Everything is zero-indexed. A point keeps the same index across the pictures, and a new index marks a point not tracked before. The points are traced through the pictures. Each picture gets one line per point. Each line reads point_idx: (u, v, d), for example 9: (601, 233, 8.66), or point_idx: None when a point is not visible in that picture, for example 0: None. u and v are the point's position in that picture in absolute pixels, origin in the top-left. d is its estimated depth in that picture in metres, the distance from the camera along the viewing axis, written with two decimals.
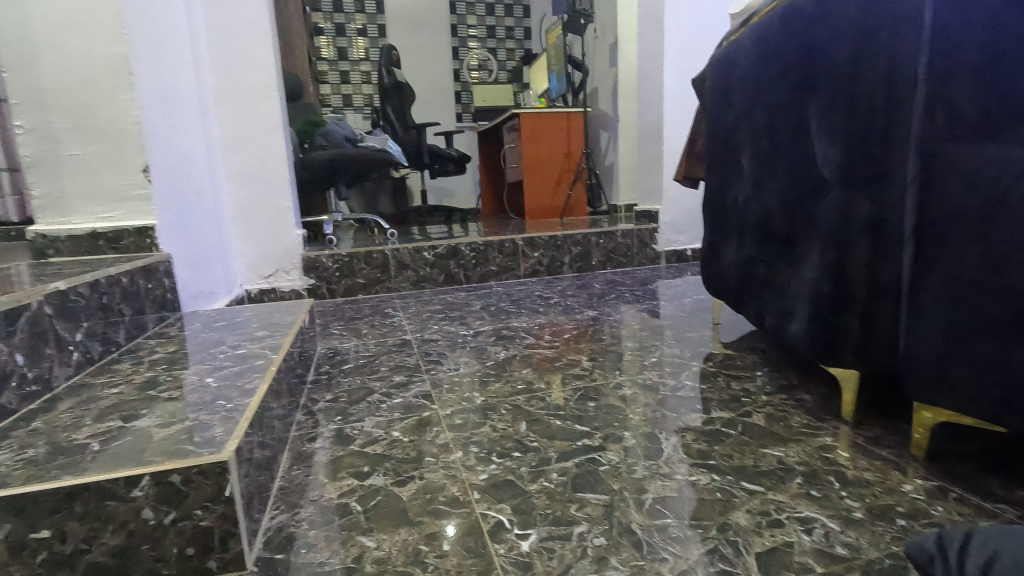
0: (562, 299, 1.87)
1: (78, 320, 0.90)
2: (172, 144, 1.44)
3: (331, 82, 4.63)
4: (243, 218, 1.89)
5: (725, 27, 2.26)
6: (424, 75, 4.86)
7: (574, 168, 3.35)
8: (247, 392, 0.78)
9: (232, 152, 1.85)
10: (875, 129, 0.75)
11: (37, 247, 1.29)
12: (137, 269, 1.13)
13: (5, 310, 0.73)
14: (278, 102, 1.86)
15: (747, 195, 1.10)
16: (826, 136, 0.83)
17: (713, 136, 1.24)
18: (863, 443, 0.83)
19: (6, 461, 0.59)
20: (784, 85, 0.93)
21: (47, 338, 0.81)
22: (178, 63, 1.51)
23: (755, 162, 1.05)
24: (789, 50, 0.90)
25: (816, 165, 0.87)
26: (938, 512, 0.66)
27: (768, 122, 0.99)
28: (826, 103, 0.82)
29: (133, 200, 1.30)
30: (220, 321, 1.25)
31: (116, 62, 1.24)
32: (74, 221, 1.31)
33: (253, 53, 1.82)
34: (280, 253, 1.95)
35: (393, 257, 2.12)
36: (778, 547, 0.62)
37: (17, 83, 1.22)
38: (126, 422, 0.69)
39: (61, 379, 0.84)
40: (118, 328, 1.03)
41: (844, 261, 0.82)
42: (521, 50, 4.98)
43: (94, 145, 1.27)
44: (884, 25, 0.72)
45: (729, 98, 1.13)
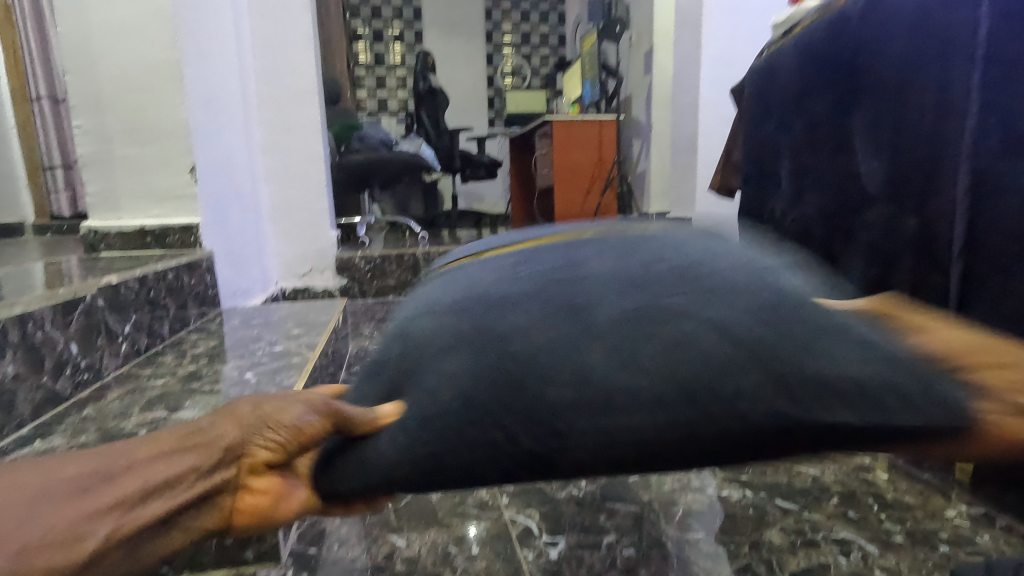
0: None
1: (128, 313, 0.94)
2: (217, 146, 1.49)
3: (367, 87, 4.73)
4: (281, 219, 1.95)
5: (765, 36, 2.22)
6: (458, 80, 4.91)
7: (605, 176, 3.34)
8: (284, 388, 0.81)
9: (273, 154, 1.91)
10: (924, 143, 0.74)
11: (90, 242, 1.35)
12: (181, 266, 1.17)
13: (62, 301, 0.77)
14: (318, 107, 1.91)
15: (784, 207, 1.08)
16: (873, 149, 0.81)
17: (751, 148, 1.23)
18: (903, 465, 0.81)
19: (60, 447, 0.62)
20: (827, 99, 0.92)
21: (99, 330, 0.85)
22: (224, 67, 1.57)
23: (794, 175, 1.04)
24: (833, 62, 0.89)
25: (859, 178, 0.85)
26: (984, 540, 0.64)
27: (809, 134, 0.98)
28: (873, 117, 0.81)
29: (180, 200, 1.35)
30: (258, 318, 1.29)
31: (168, 67, 1.29)
32: (124, 217, 1.36)
33: (295, 58, 1.87)
34: (314, 254, 2.00)
35: (423, 259, 2.15)
36: (814, 568, 0.61)
37: (78, 87, 1.29)
38: (171, 413, 0.72)
39: (110, 370, 0.87)
40: (162, 323, 1.07)
41: (890, 275, 0.80)
42: (555, 57, 5.00)
43: (144, 146, 1.33)
44: (934, 41, 0.71)
45: (769, 108, 1.12)
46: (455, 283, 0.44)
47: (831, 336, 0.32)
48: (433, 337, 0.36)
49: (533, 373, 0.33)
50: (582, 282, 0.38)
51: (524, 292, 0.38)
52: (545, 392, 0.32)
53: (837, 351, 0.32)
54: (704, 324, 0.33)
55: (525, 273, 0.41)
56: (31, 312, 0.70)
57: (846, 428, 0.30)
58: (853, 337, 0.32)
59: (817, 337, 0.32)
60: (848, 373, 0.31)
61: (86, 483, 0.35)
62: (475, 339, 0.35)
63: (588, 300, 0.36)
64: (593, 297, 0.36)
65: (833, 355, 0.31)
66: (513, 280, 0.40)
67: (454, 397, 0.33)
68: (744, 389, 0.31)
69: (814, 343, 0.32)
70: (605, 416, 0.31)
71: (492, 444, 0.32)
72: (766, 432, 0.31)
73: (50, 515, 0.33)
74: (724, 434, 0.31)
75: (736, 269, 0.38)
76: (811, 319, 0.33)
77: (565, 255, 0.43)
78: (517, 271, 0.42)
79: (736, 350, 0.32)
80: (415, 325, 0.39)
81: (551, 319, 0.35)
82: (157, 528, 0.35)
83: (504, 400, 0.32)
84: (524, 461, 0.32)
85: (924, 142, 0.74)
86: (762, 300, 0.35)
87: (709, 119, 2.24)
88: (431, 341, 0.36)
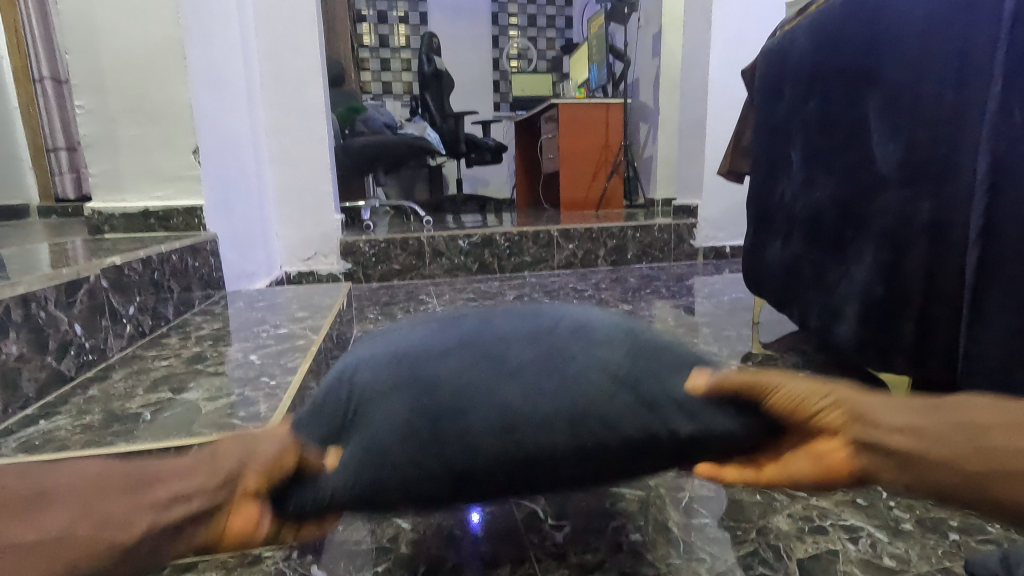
0: (596, 292, 1.86)
1: (132, 294, 0.94)
2: (221, 126, 1.48)
3: (372, 70, 4.68)
4: (285, 202, 1.94)
5: (777, 17, 2.18)
6: (463, 64, 4.86)
7: (611, 160, 3.30)
8: (289, 370, 0.81)
9: (277, 136, 1.89)
10: (942, 125, 0.72)
11: (94, 224, 1.35)
12: (185, 248, 1.16)
13: (66, 281, 0.76)
14: (321, 89, 1.88)
15: (795, 191, 1.06)
16: (889, 132, 0.80)
17: (761, 132, 1.20)
18: None
19: (65, 426, 0.62)
20: (842, 80, 0.90)
21: (103, 311, 0.84)
22: (228, 47, 1.55)
23: (805, 158, 1.02)
24: (849, 42, 0.87)
25: (874, 161, 0.83)
26: (995, 529, 0.63)
27: (822, 116, 0.95)
28: (889, 97, 0.79)
29: (184, 181, 1.34)
30: (263, 301, 1.28)
31: (169, 46, 1.27)
32: (128, 198, 1.36)
33: (299, 38, 1.84)
34: (319, 238, 1.99)
35: (428, 244, 2.13)
36: (822, 554, 0.60)
37: (79, 66, 1.27)
38: (175, 394, 0.71)
39: (115, 351, 0.87)
40: (167, 304, 1.07)
41: (902, 259, 0.79)
42: (562, 40, 4.93)
43: (147, 126, 1.32)
44: (957, 18, 0.69)
45: (781, 91, 1.09)
46: (374, 335, 0.47)
47: (699, 366, 0.45)
48: (379, 384, 0.42)
49: None
50: (501, 326, 0.45)
51: (448, 336, 0.44)
52: (478, 417, 0.40)
53: (700, 371, 0.44)
54: (596, 356, 0.42)
55: (447, 319, 0.47)
56: (34, 292, 0.69)
57: (713, 436, 0.42)
58: (716, 367, 0.45)
59: (682, 364, 0.44)
60: (716, 393, 0.42)
61: (106, 490, 0.40)
62: (410, 377, 0.41)
63: (512, 336, 0.43)
64: (513, 335, 0.43)
65: (695, 376, 0.43)
66: (436, 328, 0.45)
67: (400, 420, 0.40)
68: (633, 404, 0.41)
69: (684, 370, 0.44)
70: (519, 434, 0.40)
71: None
72: (643, 438, 0.41)
73: (84, 517, 0.37)
74: (614, 441, 0.41)
75: (625, 311, 0.49)
76: (689, 357, 0.45)
77: (480, 302, 0.50)
78: (443, 317, 0.47)
79: (628, 375, 0.42)
80: (361, 375, 0.43)
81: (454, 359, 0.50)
82: (171, 533, 0.38)
83: (437, 421, 0.40)
84: (457, 477, 0.40)
85: (942, 123, 0.72)
86: (652, 339, 0.45)
87: (718, 103, 2.20)
88: (378, 379, 0.42)
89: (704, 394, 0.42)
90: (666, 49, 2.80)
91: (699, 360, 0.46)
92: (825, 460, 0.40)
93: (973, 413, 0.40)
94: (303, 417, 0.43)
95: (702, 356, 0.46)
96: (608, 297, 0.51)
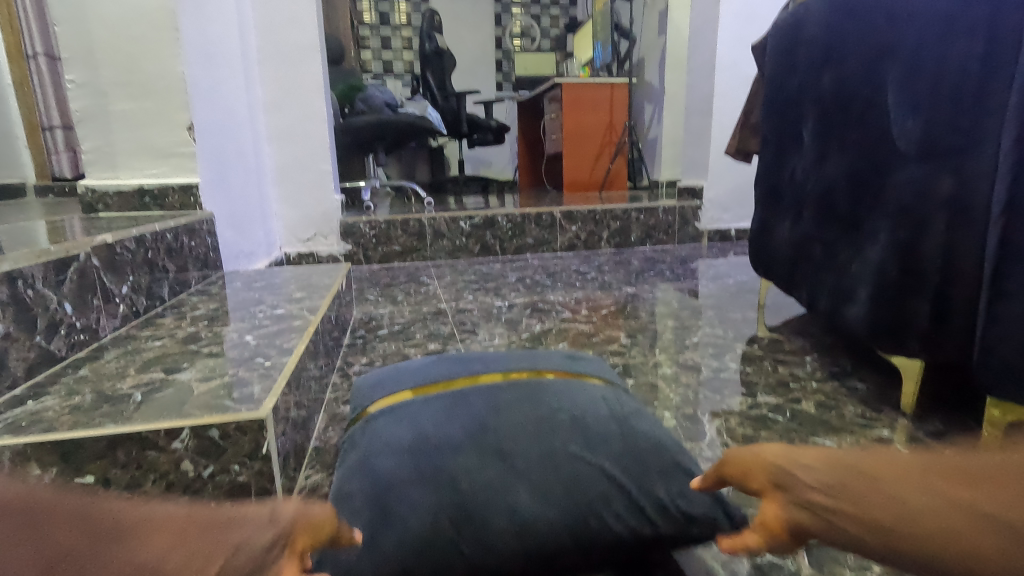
0: (599, 275, 1.83)
1: (125, 273, 0.92)
2: (217, 101, 1.44)
3: (372, 48, 4.60)
4: (284, 181, 1.91)
5: None
6: (465, 42, 4.77)
7: (615, 141, 3.25)
8: (285, 351, 0.79)
9: (275, 113, 1.85)
10: (965, 95, 0.69)
11: (88, 202, 1.32)
12: (181, 226, 1.14)
13: (54, 259, 0.74)
14: (319, 65, 1.84)
15: (807, 169, 1.03)
16: (908, 105, 0.77)
17: (771, 107, 1.17)
18: (924, 437, 0.78)
19: (54, 407, 0.60)
20: (859, 52, 0.86)
21: (95, 290, 0.82)
22: (223, 19, 1.51)
23: (818, 134, 0.98)
24: (870, 10, 0.83)
25: (891, 137, 0.81)
26: None
27: (837, 89, 0.92)
28: (909, 69, 0.76)
29: (179, 157, 1.31)
30: (261, 281, 1.26)
31: (162, 17, 1.23)
32: (121, 176, 1.33)
33: (296, 12, 1.79)
34: (319, 218, 1.96)
35: (429, 225, 2.10)
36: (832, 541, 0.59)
37: (68, 37, 1.24)
38: (168, 375, 0.70)
39: (107, 331, 0.85)
40: (162, 284, 1.05)
41: (917, 238, 0.76)
42: (566, 18, 4.83)
43: (140, 100, 1.28)
44: None
45: (794, 63, 1.06)
46: (405, 424, 0.57)
47: (653, 479, 0.54)
48: (406, 477, 0.51)
49: (468, 496, 0.51)
50: (503, 435, 0.55)
51: (466, 442, 0.54)
52: (486, 520, 0.50)
53: (651, 485, 0.54)
54: (598, 462, 0.54)
55: (473, 425, 0.56)
56: (21, 269, 0.67)
57: (643, 537, 0.52)
58: (666, 482, 0.54)
59: (636, 480, 0.54)
60: (653, 503, 0.53)
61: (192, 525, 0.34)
62: (427, 477, 0.52)
63: (510, 450, 0.54)
64: (512, 445, 0.54)
65: (644, 489, 0.53)
66: (456, 431, 0.56)
67: (425, 523, 0.49)
68: (595, 512, 0.52)
69: (635, 484, 0.54)
70: (523, 536, 0.50)
71: (450, 555, 0.49)
72: (605, 541, 0.52)
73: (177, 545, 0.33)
74: (580, 539, 0.51)
75: (596, 421, 0.58)
76: (639, 468, 0.54)
77: (489, 407, 0.59)
78: (456, 418, 0.57)
79: (592, 489, 0.52)
80: (384, 467, 0.52)
81: (474, 454, 0.53)
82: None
83: (458, 523, 0.50)
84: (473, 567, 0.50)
85: (966, 95, 0.69)
86: (612, 450, 0.55)
87: (725, 80, 2.15)
88: (403, 477, 0.52)
89: (647, 502, 0.53)
90: (673, 26, 2.74)
91: (652, 466, 0.55)
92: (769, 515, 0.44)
93: (886, 460, 0.39)
94: (345, 496, 0.52)
95: (657, 466, 0.55)
96: (590, 404, 0.60)
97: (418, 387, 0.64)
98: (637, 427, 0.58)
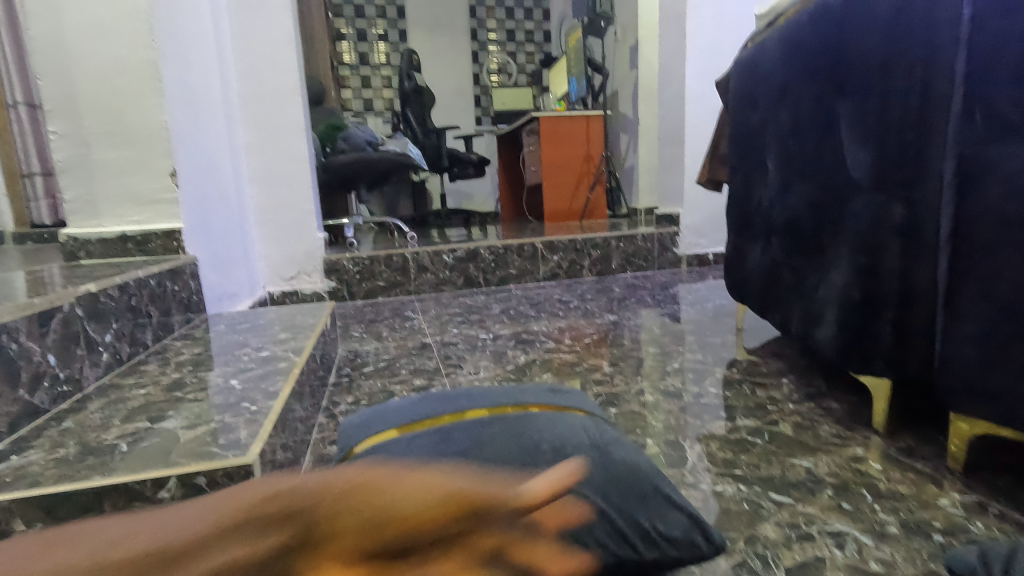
0: (582, 303, 1.86)
1: (108, 322, 0.92)
2: (199, 146, 1.47)
3: (353, 87, 4.69)
4: (267, 221, 1.92)
5: (748, 28, 2.24)
6: (444, 79, 4.90)
7: (594, 171, 3.33)
8: (271, 395, 0.79)
9: (257, 154, 1.88)
10: (910, 129, 0.74)
11: (69, 249, 1.33)
12: (164, 272, 1.15)
13: (38, 311, 0.75)
14: (301, 107, 1.88)
15: (773, 198, 1.08)
16: (858, 139, 0.82)
17: (737, 140, 1.23)
18: (896, 454, 0.80)
19: (39, 461, 0.60)
20: (813, 88, 0.92)
21: (78, 340, 0.83)
22: (205, 67, 1.54)
23: (781, 165, 1.04)
24: (818, 52, 0.89)
25: (846, 169, 0.86)
26: (977, 528, 0.63)
27: (796, 124, 0.97)
28: (856, 106, 0.82)
29: (162, 204, 1.33)
30: (245, 324, 1.27)
31: (145, 69, 1.26)
32: (103, 223, 1.34)
33: (277, 57, 1.84)
34: (302, 255, 1.97)
35: (413, 260, 2.13)
36: (809, 561, 0.60)
37: (51, 90, 1.26)
38: (153, 423, 0.70)
39: (91, 380, 0.85)
40: (146, 331, 1.05)
41: (877, 263, 0.80)
42: (541, 54, 5.00)
43: (123, 149, 1.30)
44: (917, 28, 0.71)
45: (755, 100, 1.11)
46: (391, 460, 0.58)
47: (633, 506, 0.56)
48: None
49: None
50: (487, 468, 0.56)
51: None
52: None
53: (632, 512, 0.56)
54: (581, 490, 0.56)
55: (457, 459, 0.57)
56: (6, 323, 0.68)
57: (625, 562, 0.54)
58: (646, 507, 0.56)
59: (618, 509, 0.55)
60: (633, 529, 0.55)
61: None
62: None
63: None
64: None
65: (625, 516, 0.55)
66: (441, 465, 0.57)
67: None
68: None
69: (618, 513, 0.55)
70: None
71: None
72: None
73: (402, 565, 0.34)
74: None
75: (578, 451, 0.60)
76: (621, 497, 0.56)
77: (473, 440, 0.60)
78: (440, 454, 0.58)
79: None
80: None
81: None
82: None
83: None
84: None
85: (909, 129, 0.74)
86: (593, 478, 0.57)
87: (694, 112, 2.24)
88: None
89: (629, 529, 0.55)
90: (643, 61, 2.85)
91: (632, 493, 0.57)
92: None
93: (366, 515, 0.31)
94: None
95: (637, 492, 0.57)
96: (570, 434, 0.62)
97: (401, 422, 0.65)
98: (616, 453, 0.60)
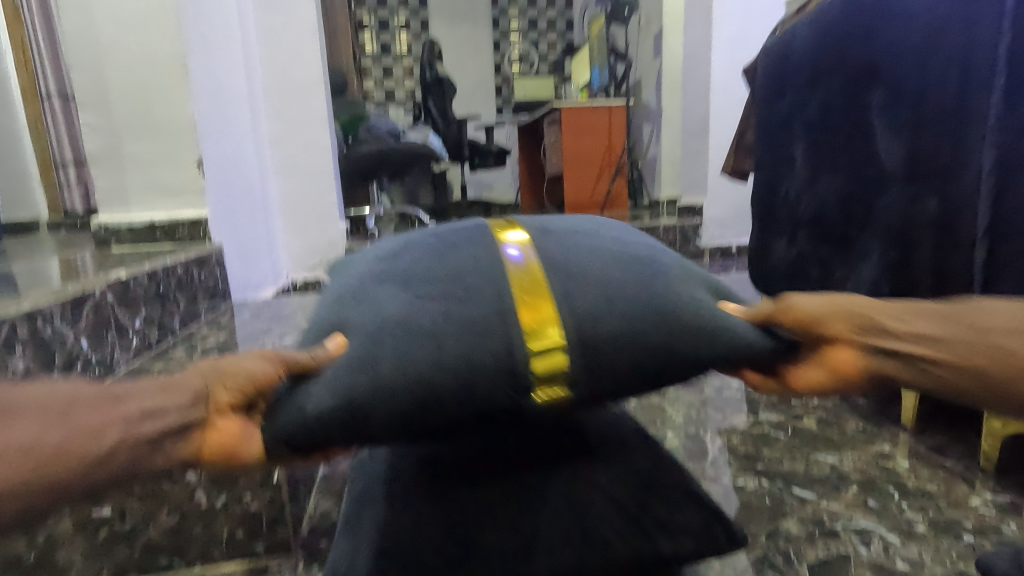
0: None
1: (137, 307, 0.95)
2: (224, 137, 1.48)
3: (375, 77, 4.71)
4: (290, 212, 1.94)
5: (777, 15, 2.17)
6: (466, 69, 4.89)
7: (615, 161, 3.30)
8: None
9: (282, 146, 1.90)
10: (948, 117, 0.73)
11: (101, 237, 1.37)
12: (190, 260, 1.17)
13: (71, 297, 0.77)
14: (323, 99, 1.89)
15: (800, 188, 1.05)
16: (892, 130, 0.81)
17: (762, 130, 1.20)
18: (925, 452, 0.78)
19: None
20: (844, 77, 0.89)
21: (108, 325, 0.85)
22: (230, 59, 1.56)
23: (808, 155, 1.01)
24: (851, 40, 0.86)
25: (878, 158, 0.84)
26: (1010, 529, 0.62)
27: (826, 114, 0.95)
28: (890, 96, 0.80)
29: (189, 194, 1.35)
30: (268, 312, 1.29)
31: (173, 62, 1.28)
32: (134, 212, 1.37)
33: (303, 50, 1.85)
34: (324, 245, 1.98)
35: None
36: (834, 559, 0.59)
37: (84, 84, 1.30)
38: None
39: (120, 364, 0.88)
40: (173, 317, 1.08)
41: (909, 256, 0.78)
42: (563, 43, 4.95)
43: (152, 141, 1.33)
44: (957, 17, 0.70)
45: (783, 88, 1.09)
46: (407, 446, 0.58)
47: (653, 500, 0.54)
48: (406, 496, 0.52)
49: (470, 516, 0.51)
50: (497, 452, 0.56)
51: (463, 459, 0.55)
52: (485, 540, 0.50)
53: (652, 506, 0.54)
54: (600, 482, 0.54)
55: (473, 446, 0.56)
56: (40, 308, 0.70)
57: (644, 558, 0.52)
58: (666, 503, 0.55)
59: (637, 502, 0.54)
60: (652, 523, 0.53)
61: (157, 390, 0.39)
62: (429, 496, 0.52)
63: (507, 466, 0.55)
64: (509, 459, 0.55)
65: (644, 510, 0.54)
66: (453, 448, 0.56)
67: (427, 544, 0.49)
68: (595, 533, 0.52)
69: (638, 507, 0.54)
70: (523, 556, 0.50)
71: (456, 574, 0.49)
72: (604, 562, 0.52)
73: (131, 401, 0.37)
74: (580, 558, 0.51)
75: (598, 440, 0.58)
76: (640, 490, 0.55)
77: None
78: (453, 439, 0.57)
79: (594, 508, 0.53)
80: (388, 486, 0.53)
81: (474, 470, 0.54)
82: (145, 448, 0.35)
83: (458, 542, 0.50)
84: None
85: (946, 120, 0.73)
86: (613, 469, 0.55)
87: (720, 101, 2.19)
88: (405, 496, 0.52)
89: (647, 524, 0.53)
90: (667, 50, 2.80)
91: (653, 485, 0.55)
92: (836, 366, 0.45)
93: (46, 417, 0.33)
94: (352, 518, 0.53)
95: (657, 486, 0.55)
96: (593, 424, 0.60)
97: None
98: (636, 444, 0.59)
